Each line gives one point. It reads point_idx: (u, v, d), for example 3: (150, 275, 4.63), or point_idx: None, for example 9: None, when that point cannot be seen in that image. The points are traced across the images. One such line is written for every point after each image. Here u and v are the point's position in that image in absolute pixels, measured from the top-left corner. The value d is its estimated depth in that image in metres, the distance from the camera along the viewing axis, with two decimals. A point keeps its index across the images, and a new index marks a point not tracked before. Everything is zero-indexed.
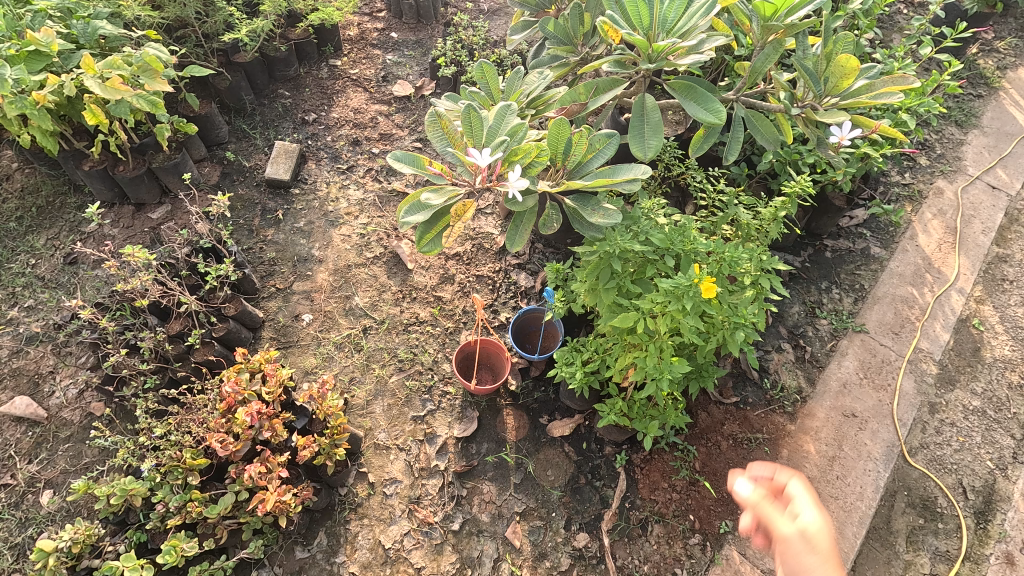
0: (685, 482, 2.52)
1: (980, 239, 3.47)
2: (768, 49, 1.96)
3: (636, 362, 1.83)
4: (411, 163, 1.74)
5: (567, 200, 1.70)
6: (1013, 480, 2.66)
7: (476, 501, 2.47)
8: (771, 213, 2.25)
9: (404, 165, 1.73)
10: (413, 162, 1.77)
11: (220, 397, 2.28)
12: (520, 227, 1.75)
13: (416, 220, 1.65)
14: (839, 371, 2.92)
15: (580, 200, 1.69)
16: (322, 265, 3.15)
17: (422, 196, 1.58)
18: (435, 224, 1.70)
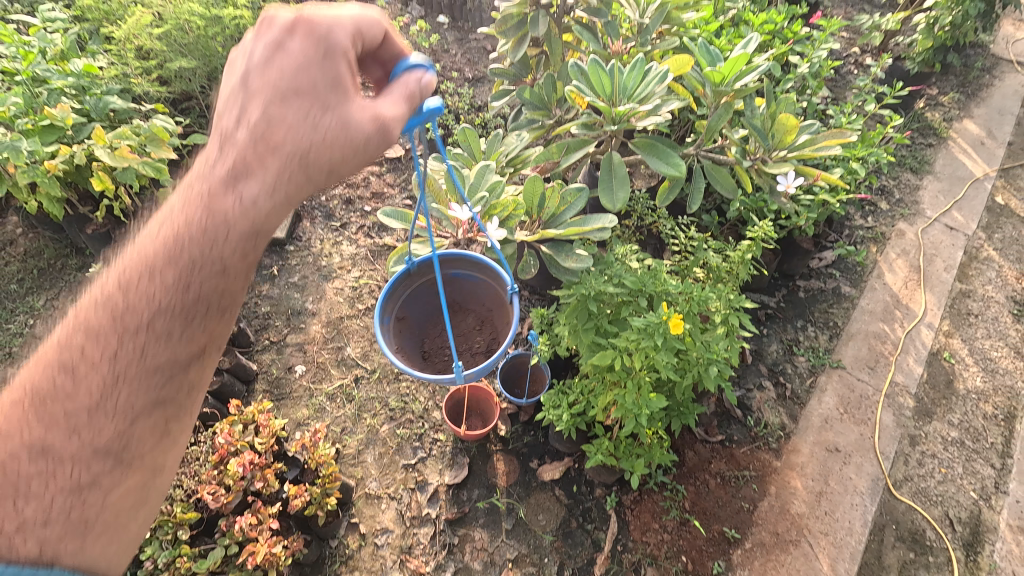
0: (675, 522, 2.54)
1: (943, 276, 3.66)
2: (721, 110, 2.17)
3: (617, 399, 1.92)
4: (401, 218, 1.91)
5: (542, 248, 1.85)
6: (998, 510, 2.70)
7: (468, 549, 2.46)
8: (738, 256, 2.42)
9: (394, 221, 1.90)
10: (403, 217, 1.93)
11: (213, 448, 2.32)
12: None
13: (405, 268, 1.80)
14: (820, 407, 3.01)
15: (555, 247, 1.83)
16: (315, 318, 3.25)
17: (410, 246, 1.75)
18: None
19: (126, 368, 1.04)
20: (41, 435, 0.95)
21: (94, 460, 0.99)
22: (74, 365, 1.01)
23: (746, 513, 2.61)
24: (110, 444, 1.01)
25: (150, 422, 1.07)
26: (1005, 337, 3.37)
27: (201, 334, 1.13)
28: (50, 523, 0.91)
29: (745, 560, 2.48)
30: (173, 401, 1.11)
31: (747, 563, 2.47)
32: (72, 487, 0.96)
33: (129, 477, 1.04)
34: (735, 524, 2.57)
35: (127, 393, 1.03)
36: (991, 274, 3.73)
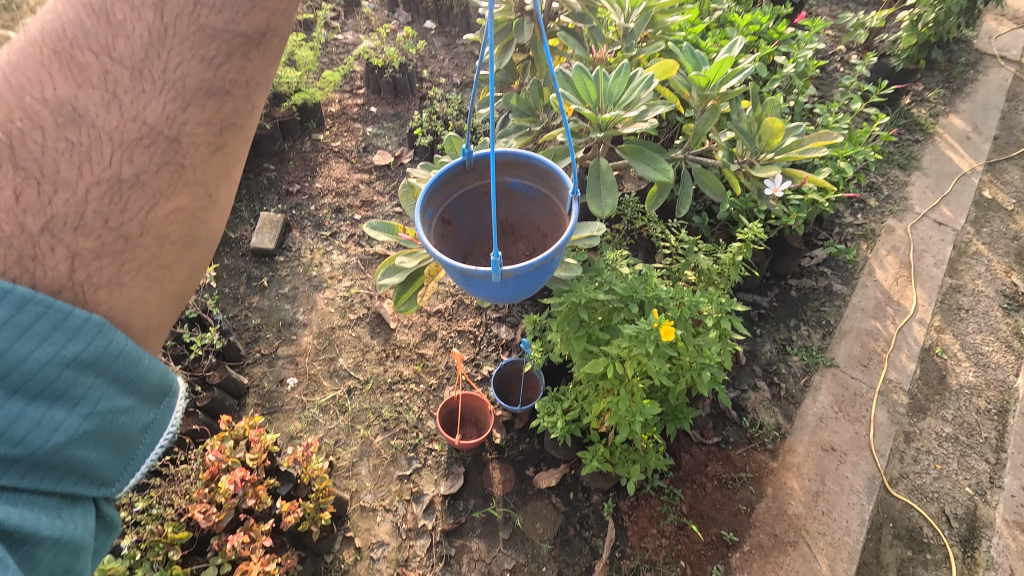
0: (673, 527, 2.53)
1: (933, 272, 3.68)
2: (707, 113, 2.16)
3: (610, 407, 1.91)
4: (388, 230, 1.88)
5: None
6: (994, 505, 2.71)
7: (465, 561, 2.44)
8: (729, 258, 2.43)
9: (382, 232, 1.87)
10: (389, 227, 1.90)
11: (203, 466, 2.29)
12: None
13: (392, 281, 1.75)
14: (814, 406, 3.01)
15: None
16: (307, 329, 3.22)
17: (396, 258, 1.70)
18: (410, 284, 1.79)
19: (174, 19, 0.87)
20: (74, 92, 0.79)
21: (133, 157, 0.80)
22: (111, 13, 0.84)
23: (743, 516, 2.60)
24: (154, 150, 0.83)
25: (204, 121, 0.88)
26: (996, 332, 3.39)
27: (267, 3, 0.95)
28: (84, 223, 0.76)
29: (744, 563, 2.47)
30: (230, 92, 0.91)
31: (746, 566, 2.46)
32: (112, 183, 0.78)
33: (172, 194, 0.83)
34: (733, 527, 2.56)
35: (169, 45, 0.85)
36: (980, 268, 3.75)
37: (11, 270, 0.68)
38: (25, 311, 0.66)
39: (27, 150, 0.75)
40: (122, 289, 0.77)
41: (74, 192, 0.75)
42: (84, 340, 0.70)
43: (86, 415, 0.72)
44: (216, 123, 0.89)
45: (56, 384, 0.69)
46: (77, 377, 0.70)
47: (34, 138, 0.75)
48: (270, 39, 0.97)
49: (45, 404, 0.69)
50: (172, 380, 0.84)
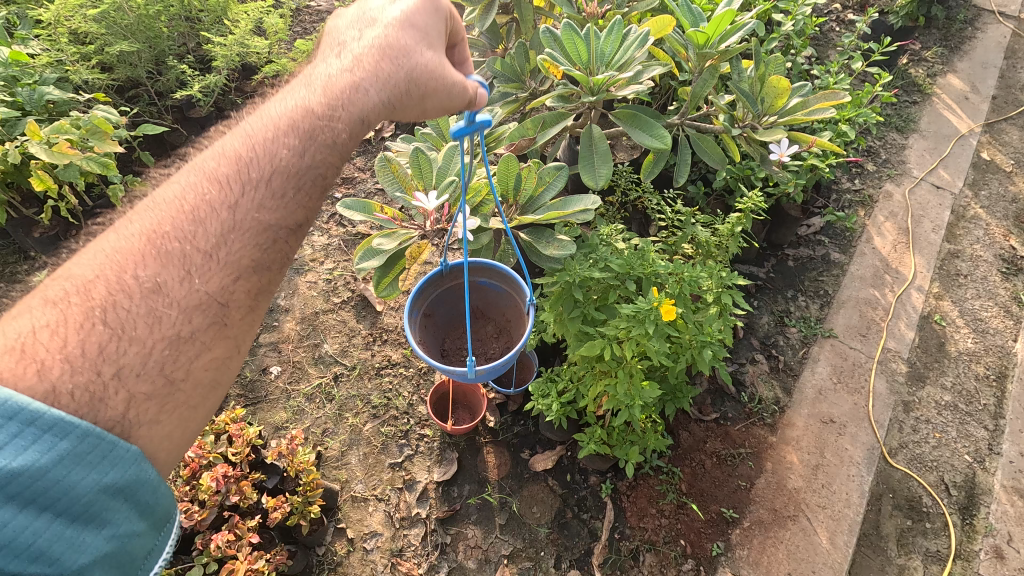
0: (672, 506, 2.48)
1: (931, 237, 3.60)
2: (705, 74, 2.04)
3: (608, 391, 1.82)
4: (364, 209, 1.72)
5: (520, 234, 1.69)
6: (993, 472, 2.69)
7: (461, 548, 2.38)
8: (727, 229, 2.32)
9: (357, 211, 1.71)
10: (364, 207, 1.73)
11: (182, 463, 2.17)
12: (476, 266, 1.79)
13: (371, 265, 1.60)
14: (813, 378, 2.95)
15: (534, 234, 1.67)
16: (289, 315, 3.09)
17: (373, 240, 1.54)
18: (392, 268, 1.65)
19: (241, 216, 1.11)
20: (160, 272, 0.99)
21: (191, 319, 0.99)
22: (193, 210, 1.08)
23: (743, 492, 2.56)
24: (210, 314, 1.02)
25: (247, 290, 1.09)
26: (995, 297, 3.33)
27: (307, 205, 1.22)
28: (145, 370, 0.93)
29: (744, 539, 2.44)
30: (268, 267, 1.14)
31: (746, 543, 2.43)
32: (174, 337, 0.97)
33: (211, 347, 1.02)
34: (733, 503, 2.52)
35: (233, 237, 1.09)
36: (978, 233, 3.68)
37: (81, 409, 0.85)
38: (85, 443, 0.83)
39: (117, 314, 0.93)
40: (160, 423, 0.93)
41: (145, 342, 0.93)
42: (123, 468, 0.86)
43: (109, 537, 0.84)
44: (254, 308, 1.11)
45: (91, 509, 0.83)
46: (110, 501, 0.84)
47: (123, 305, 0.94)
48: (307, 232, 1.22)
49: (80, 524, 0.82)
50: (175, 508, 0.96)
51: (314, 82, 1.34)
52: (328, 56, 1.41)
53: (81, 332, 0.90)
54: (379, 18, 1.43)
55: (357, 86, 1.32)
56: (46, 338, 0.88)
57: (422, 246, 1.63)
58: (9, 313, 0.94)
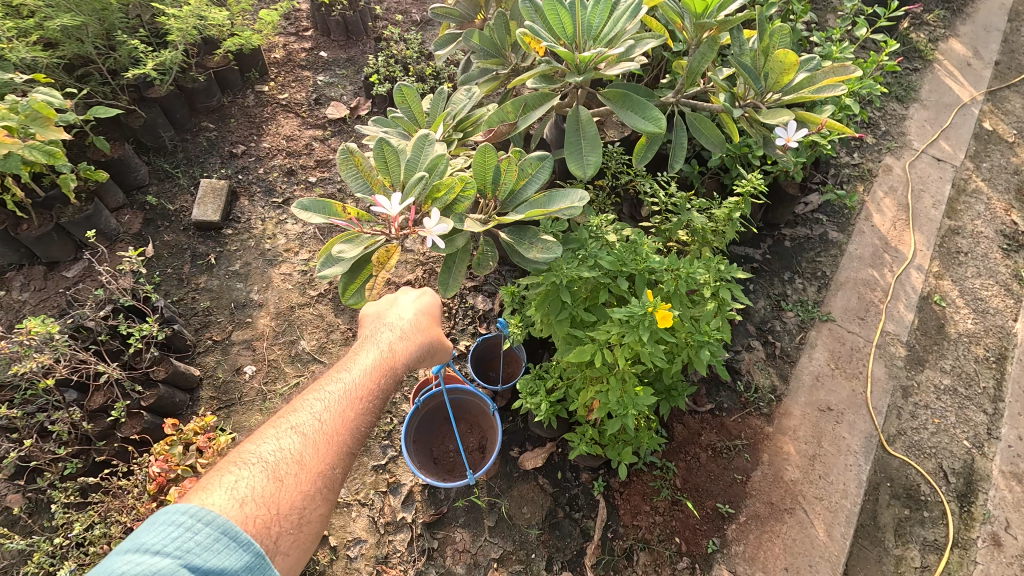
0: (667, 503, 2.40)
1: (932, 214, 3.48)
2: (704, 47, 1.85)
3: (599, 398, 1.70)
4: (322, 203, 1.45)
5: (500, 233, 1.53)
6: (991, 457, 2.63)
7: (449, 552, 2.29)
8: (725, 214, 2.17)
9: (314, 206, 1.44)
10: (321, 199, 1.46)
11: (148, 478, 2.05)
12: (453, 270, 1.60)
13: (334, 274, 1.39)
14: (810, 364, 2.86)
15: (515, 233, 1.51)
16: (263, 310, 2.92)
17: (334, 248, 1.33)
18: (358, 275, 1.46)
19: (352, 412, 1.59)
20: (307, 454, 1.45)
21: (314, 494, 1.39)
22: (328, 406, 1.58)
23: (738, 485, 2.49)
24: (317, 491, 1.41)
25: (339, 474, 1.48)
26: (995, 275, 3.24)
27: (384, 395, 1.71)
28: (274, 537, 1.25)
29: (740, 534, 2.38)
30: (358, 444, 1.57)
31: (742, 538, 2.37)
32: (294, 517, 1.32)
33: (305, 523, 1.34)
34: (728, 498, 2.45)
35: (347, 434, 1.54)
36: (979, 208, 3.55)
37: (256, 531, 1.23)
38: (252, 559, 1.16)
39: (277, 492, 1.32)
40: (289, 554, 1.26)
41: (277, 513, 1.29)
42: None
43: None
44: (345, 473, 1.50)
45: None
46: None
47: (274, 493, 1.32)
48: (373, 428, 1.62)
49: None
50: None
51: (379, 335, 1.86)
52: (373, 322, 1.92)
53: (254, 504, 1.27)
54: (401, 304, 2.00)
55: (398, 346, 1.83)
56: (243, 496, 1.28)
57: (391, 250, 1.41)
58: (212, 472, 1.37)
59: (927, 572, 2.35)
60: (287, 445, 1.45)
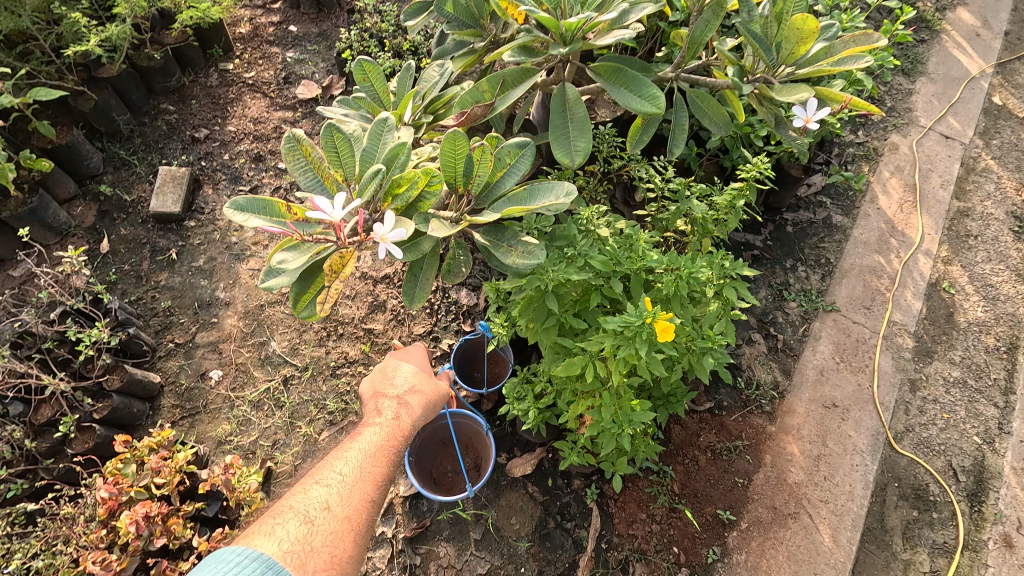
0: (664, 510, 2.26)
1: (940, 195, 3.30)
2: (707, 14, 1.63)
3: (590, 414, 1.52)
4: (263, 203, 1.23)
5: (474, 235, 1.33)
6: (1002, 453, 2.51)
7: (432, 569, 2.15)
8: (728, 200, 1.98)
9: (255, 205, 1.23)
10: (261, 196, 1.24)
11: (97, 501, 1.86)
12: (421, 277, 1.40)
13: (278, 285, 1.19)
14: (814, 358, 2.70)
15: (491, 234, 1.32)
16: (229, 309, 2.71)
17: (274, 256, 1.13)
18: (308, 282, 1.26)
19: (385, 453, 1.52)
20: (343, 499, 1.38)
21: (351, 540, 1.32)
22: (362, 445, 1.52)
23: (740, 489, 2.35)
24: (350, 535, 1.33)
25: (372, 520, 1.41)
26: (1006, 260, 3.08)
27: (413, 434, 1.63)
28: None
29: (741, 542, 2.25)
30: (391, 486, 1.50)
31: (744, 546, 2.24)
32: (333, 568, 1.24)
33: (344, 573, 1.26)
34: (729, 503, 2.31)
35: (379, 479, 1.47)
36: (989, 188, 3.38)
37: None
38: None
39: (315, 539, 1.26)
40: None
41: (319, 555, 1.23)
42: None
43: None
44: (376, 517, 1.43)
45: None
46: None
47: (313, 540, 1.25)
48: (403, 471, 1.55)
49: None
50: None
51: (381, 402, 1.65)
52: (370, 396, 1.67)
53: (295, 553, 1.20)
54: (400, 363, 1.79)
55: (402, 412, 1.62)
56: (287, 540, 1.23)
57: (346, 257, 1.18)
58: (252, 523, 1.30)
59: None
60: (317, 492, 1.37)
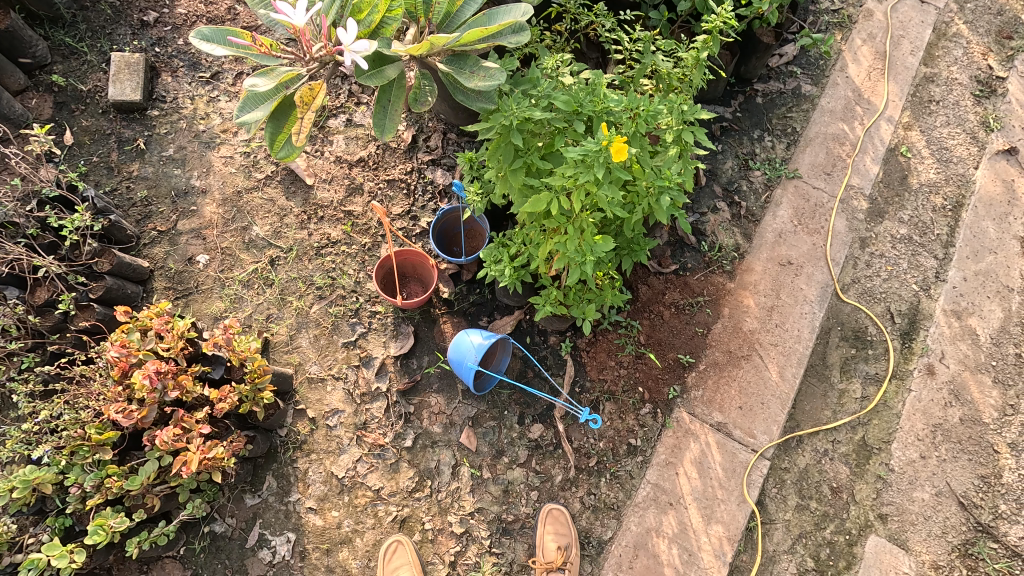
0: (631, 357, 2.52)
1: (909, 61, 3.26)
2: None
3: (558, 248, 1.72)
4: (221, 40, 1.71)
5: (439, 64, 1.70)
6: (936, 298, 2.74)
7: (425, 415, 2.40)
8: (692, 56, 1.96)
9: (213, 45, 1.70)
10: (222, 37, 1.73)
11: (110, 363, 2.00)
12: (389, 108, 1.76)
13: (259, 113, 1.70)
14: (774, 222, 2.86)
15: (454, 61, 1.68)
16: (207, 197, 2.73)
17: (253, 85, 1.63)
18: (282, 119, 1.76)
19: None
20: None
21: None
22: None
23: (699, 337, 2.60)
24: None
25: None
26: (964, 123, 3.10)
27: None
28: None
29: (699, 381, 2.54)
30: None
31: (701, 383, 2.54)
32: None
33: None
34: (689, 349, 2.58)
35: None
36: (958, 53, 3.30)
37: None
38: None
39: None
40: None
41: None
42: None
43: None
44: None
45: None
46: None
47: None
48: None
49: None
50: None
51: None
52: None
53: None
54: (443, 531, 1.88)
55: None
56: None
57: (314, 89, 1.66)
58: None
59: (866, 401, 2.56)
60: None
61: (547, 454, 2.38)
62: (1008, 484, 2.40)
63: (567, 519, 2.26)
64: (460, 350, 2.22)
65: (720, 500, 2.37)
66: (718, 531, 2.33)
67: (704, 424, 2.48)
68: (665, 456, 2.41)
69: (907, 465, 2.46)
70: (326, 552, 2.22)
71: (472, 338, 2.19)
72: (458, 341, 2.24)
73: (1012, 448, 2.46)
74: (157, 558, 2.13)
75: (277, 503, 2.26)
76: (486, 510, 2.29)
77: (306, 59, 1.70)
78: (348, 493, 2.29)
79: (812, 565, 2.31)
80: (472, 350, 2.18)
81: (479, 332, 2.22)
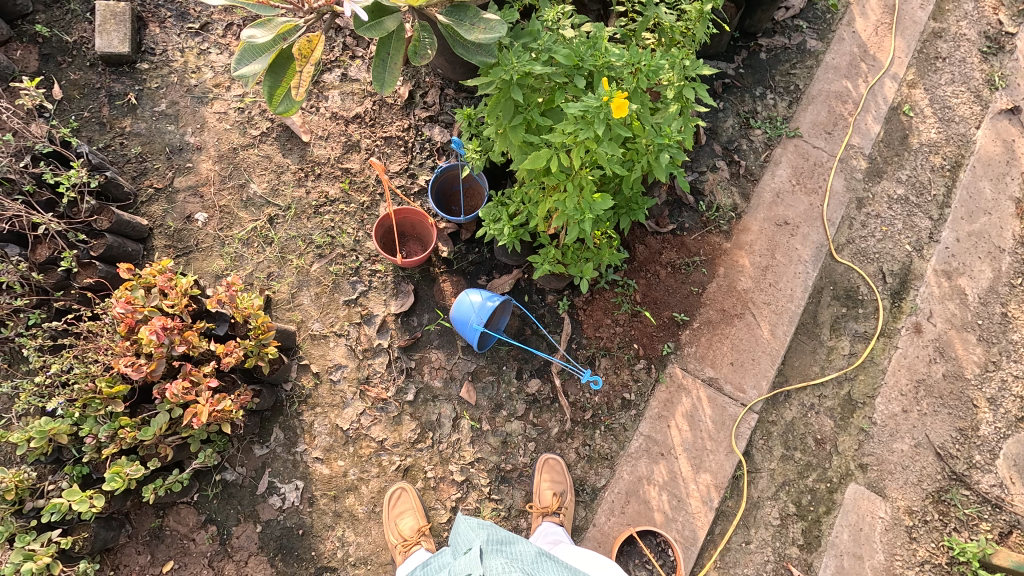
0: (627, 315, 2.58)
1: (918, 15, 3.17)
2: None
3: (557, 206, 1.75)
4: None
5: (439, 16, 1.70)
6: (928, 259, 2.78)
7: (426, 370, 2.47)
8: (695, 10, 1.92)
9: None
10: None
11: (115, 319, 2.02)
12: (388, 62, 1.74)
13: (256, 66, 1.67)
14: (772, 181, 2.86)
15: (454, 13, 1.67)
16: (202, 154, 2.71)
17: (249, 36, 1.64)
18: (279, 73, 1.73)
19: None
20: None
21: None
22: None
23: (694, 297, 2.66)
24: None
25: None
26: (969, 81, 3.05)
27: None
28: None
29: (693, 338, 2.61)
30: None
31: (694, 340, 2.61)
32: None
33: None
34: (684, 308, 2.63)
35: None
36: (968, 7, 3.20)
37: None
38: None
39: None
40: None
41: None
42: None
43: None
44: None
45: None
46: None
47: None
48: None
49: None
50: None
51: None
52: None
53: None
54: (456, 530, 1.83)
55: None
56: None
57: (312, 41, 1.64)
58: None
59: (853, 357, 2.64)
60: None
61: (544, 408, 2.47)
62: (984, 436, 2.52)
63: (563, 468, 2.37)
64: (465, 311, 2.25)
65: (709, 450, 2.48)
66: (707, 479, 2.44)
67: (696, 379, 2.56)
68: (657, 410, 2.51)
69: (890, 418, 2.56)
70: (333, 498, 2.33)
71: (476, 299, 2.22)
72: (461, 301, 2.27)
73: (991, 403, 2.56)
74: (172, 503, 2.25)
75: (285, 453, 2.35)
76: (486, 460, 2.40)
77: (304, 10, 1.75)
78: (353, 444, 2.38)
79: (794, 510, 2.45)
80: (479, 314, 2.22)
81: (486, 294, 2.25)
